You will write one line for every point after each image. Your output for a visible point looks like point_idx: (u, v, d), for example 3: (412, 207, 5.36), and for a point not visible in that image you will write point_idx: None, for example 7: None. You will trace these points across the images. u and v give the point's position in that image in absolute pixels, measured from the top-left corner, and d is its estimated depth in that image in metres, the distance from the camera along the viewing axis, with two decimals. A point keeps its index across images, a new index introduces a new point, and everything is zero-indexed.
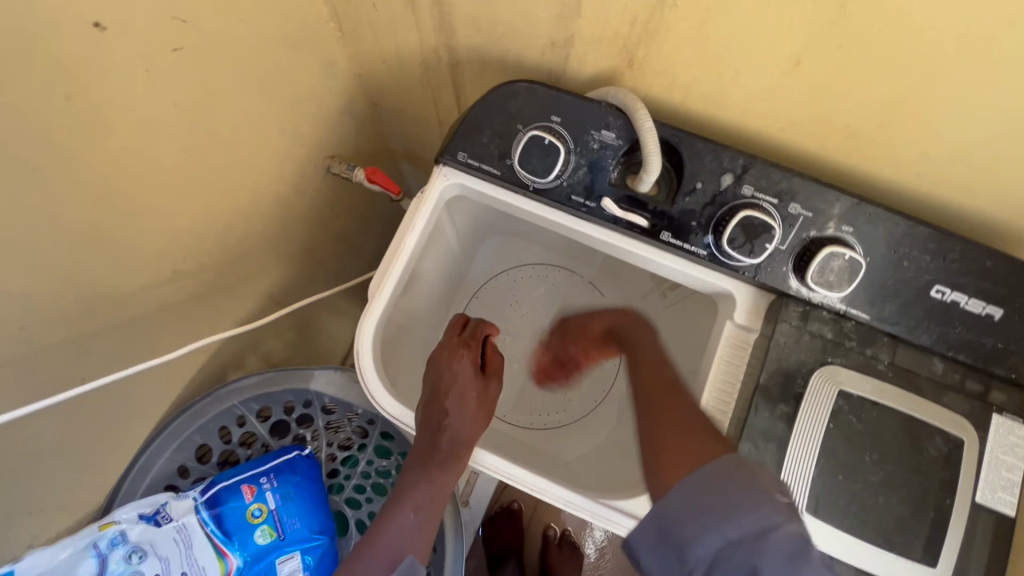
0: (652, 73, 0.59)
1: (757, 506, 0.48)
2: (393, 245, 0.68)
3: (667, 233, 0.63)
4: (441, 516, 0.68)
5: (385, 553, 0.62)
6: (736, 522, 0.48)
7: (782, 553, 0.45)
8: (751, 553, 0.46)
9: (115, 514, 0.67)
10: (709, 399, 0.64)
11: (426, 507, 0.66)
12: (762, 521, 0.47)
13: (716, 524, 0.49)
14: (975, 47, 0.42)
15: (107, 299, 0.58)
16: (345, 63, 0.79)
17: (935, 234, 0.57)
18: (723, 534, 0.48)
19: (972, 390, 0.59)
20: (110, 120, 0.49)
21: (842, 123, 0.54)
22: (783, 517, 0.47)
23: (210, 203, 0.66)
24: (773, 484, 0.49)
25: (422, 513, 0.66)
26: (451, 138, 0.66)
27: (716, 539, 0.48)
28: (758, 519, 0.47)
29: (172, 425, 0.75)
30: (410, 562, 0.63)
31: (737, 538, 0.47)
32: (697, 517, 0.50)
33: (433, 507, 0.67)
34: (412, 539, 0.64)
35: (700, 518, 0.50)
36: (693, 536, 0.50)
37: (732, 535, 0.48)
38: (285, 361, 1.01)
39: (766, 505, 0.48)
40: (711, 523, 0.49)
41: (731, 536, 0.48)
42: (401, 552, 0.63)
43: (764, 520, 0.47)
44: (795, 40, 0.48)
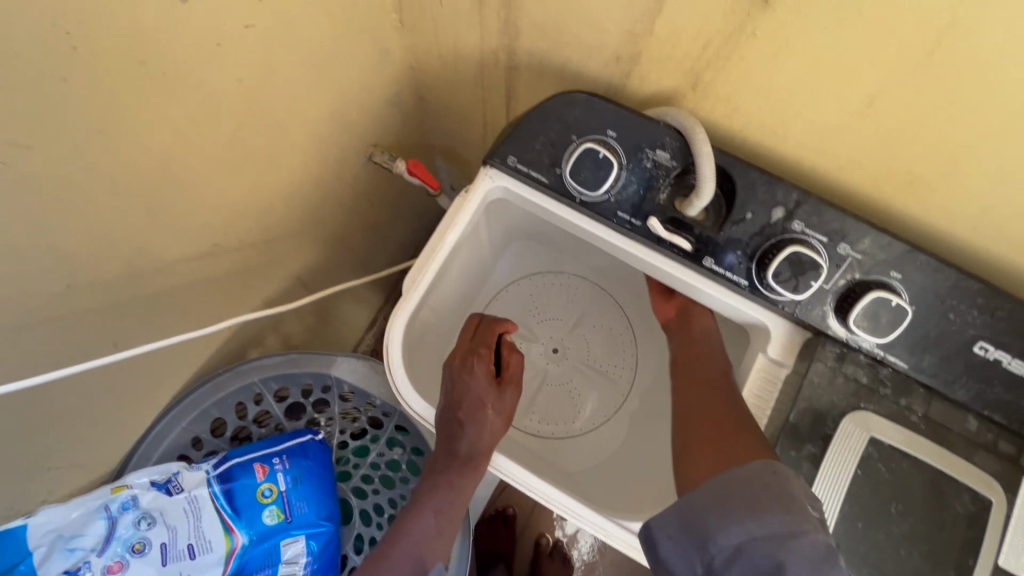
0: (715, 97, 0.58)
1: (789, 510, 0.49)
2: (433, 241, 0.68)
3: (709, 259, 0.63)
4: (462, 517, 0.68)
5: (409, 556, 0.64)
6: (762, 522, 0.49)
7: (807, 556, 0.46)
8: (776, 551, 0.48)
9: (128, 479, 0.68)
10: (749, 394, 0.65)
11: (446, 511, 0.67)
12: (790, 525, 0.48)
13: (743, 520, 0.50)
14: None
15: (149, 267, 0.59)
16: (400, 53, 0.79)
17: (986, 290, 0.56)
18: (749, 529, 0.49)
19: (1004, 452, 0.58)
20: (176, 91, 0.49)
21: (904, 168, 0.54)
22: (811, 525, 0.48)
23: (257, 181, 0.67)
24: (805, 495, 0.50)
25: (442, 517, 0.67)
26: (503, 141, 0.66)
27: (741, 533, 0.49)
28: (786, 522, 0.48)
29: (193, 394, 0.75)
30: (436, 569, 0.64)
31: (762, 535, 0.49)
32: (725, 510, 0.51)
33: (453, 512, 0.67)
34: (434, 543, 0.66)
35: (727, 512, 0.51)
36: (719, 528, 0.50)
37: (756, 531, 0.49)
38: (302, 343, 1.01)
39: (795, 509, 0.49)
40: (738, 518, 0.50)
41: (757, 532, 0.49)
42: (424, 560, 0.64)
43: (791, 525, 0.48)
44: (869, 83, 0.47)
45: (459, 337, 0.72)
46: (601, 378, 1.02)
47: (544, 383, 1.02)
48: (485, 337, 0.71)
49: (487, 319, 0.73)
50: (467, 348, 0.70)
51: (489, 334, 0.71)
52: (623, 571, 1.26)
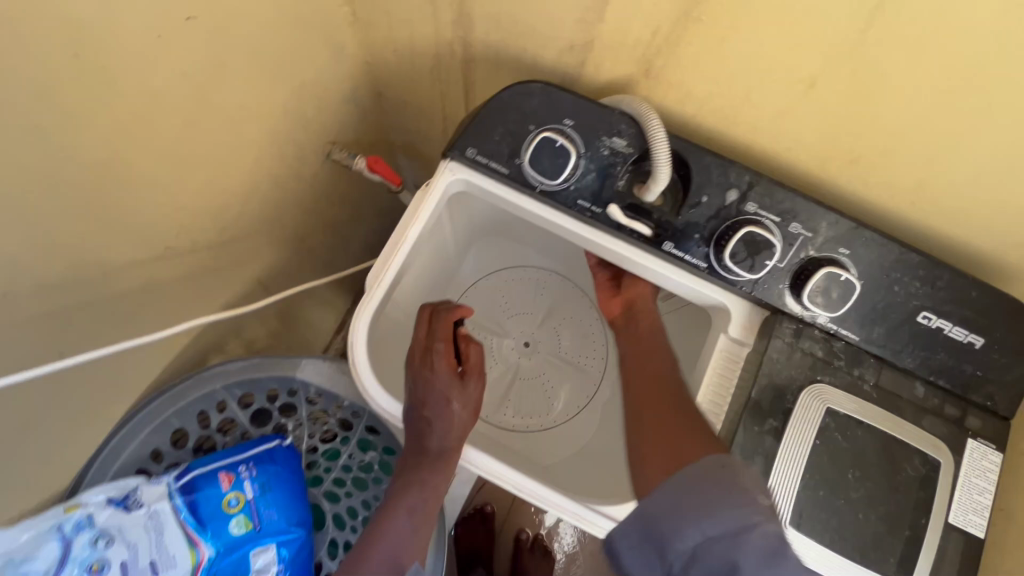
0: (667, 84, 0.60)
1: (738, 503, 0.49)
2: (395, 237, 0.67)
3: (669, 244, 0.64)
4: (437, 511, 0.67)
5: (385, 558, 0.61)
6: (715, 521, 0.49)
7: (758, 551, 0.47)
8: (729, 551, 0.48)
9: (82, 497, 0.64)
10: (704, 400, 0.65)
11: (420, 509, 0.65)
12: (741, 519, 0.48)
13: (697, 521, 0.50)
14: (994, 86, 0.44)
15: (95, 273, 0.56)
16: (355, 49, 0.78)
17: (926, 262, 0.59)
18: (703, 530, 0.49)
19: (950, 414, 0.61)
20: (116, 86, 0.47)
21: (847, 148, 0.56)
22: (762, 516, 0.48)
23: (209, 182, 0.64)
24: (754, 486, 0.51)
25: (417, 514, 0.65)
26: (461, 133, 0.66)
27: (696, 534, 0.49)
28: (737, 516, 0.48)
29: (150, 406, 0.72)
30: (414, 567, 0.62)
31: (716, 535, 0.49)
32: (682, 513, 0.51)
33: (427, 508, 0.65)
34: (410, 541, 0.63)
35: (682, 515, 0.51)
36: (675, 532, 0.50)
37: (710, 532, 0.49)
38: (266, 348, 0.99)
39: (746, 501, 0.49)
40: (693, 519, 0.50)
41: (711, 531, 0.49)
42: (402, 558, 0.62)
43: (743, 518, 0.48)
44: (810, 66, 0.49)
45: (416, 333, 0.67)
46: (570, 368, 1.03)
47: (518, 376, 1.02)
48: (442, 331, 0.67)
49: (442, 310, 0.68)
50: (425, 343, 0.66)
51: (447, 326, 0.67)
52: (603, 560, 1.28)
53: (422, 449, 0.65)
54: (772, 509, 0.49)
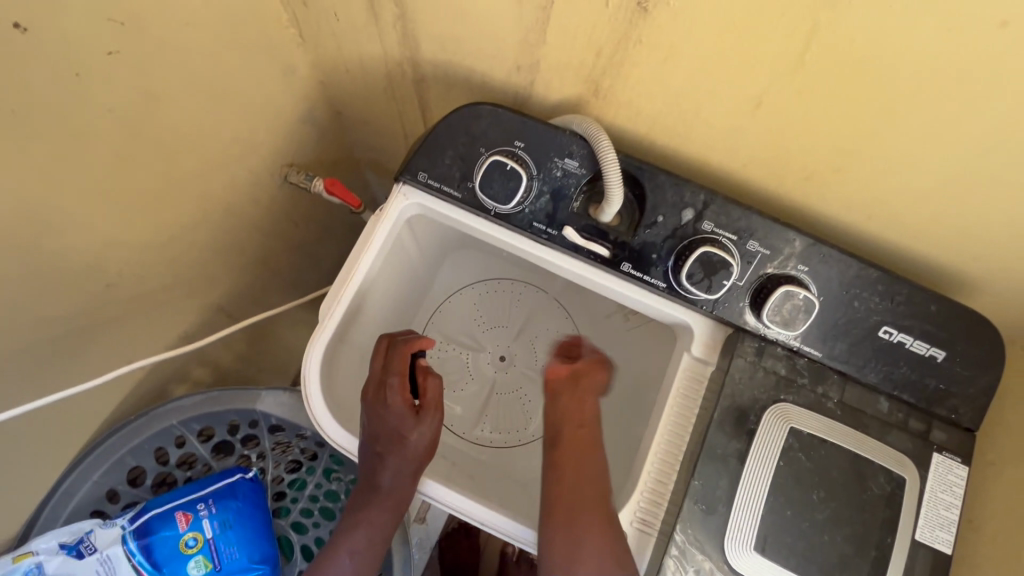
0: (617, 103, 0.58)
1: None
2: (349, 264, 0.65)
3: (627, 264, 0.62)
4: (384, 552, 0.64)
5: None
6: None
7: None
8: None
9: (32, 545, 0.62)
10: (631, 520, 0.62)
11: (364, 551, 0.62)
12: None
13: None
14: (936, 103, 0.43)
15: (28, 317, 0.54)
16: (306, 69, 0.76)
17: (885, 277, 0.58)
18: None
19: (915, 429, 0.60)
20: (33, 128, 0.45)
21: (800, 164, 0.55)
22: None
23: (150, 215, 0.62)
24: None
25: (359, 557, 0.62)
26: (412, 156, 0.64)
27: None
28: None
29: (103, 445, 0.70)
30: None
31: None
32: None
33: (373, 549, 0.63)
34: None
35: None
36: None
37: None
38: (233, 374, 0.96)
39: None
40: None
41: None
42: None
43: None
44: (755, 85, 0.48)
45: (372, 364, 0.65)
46: None
47: (492, 392, 1.01)
48: (399, 364, 0.64)
49: (401, 341, 0.65)
50: (380, 377, 0.63)
51: (404, 358, 0.64)
52: None
53: (372, 487, 0.62)
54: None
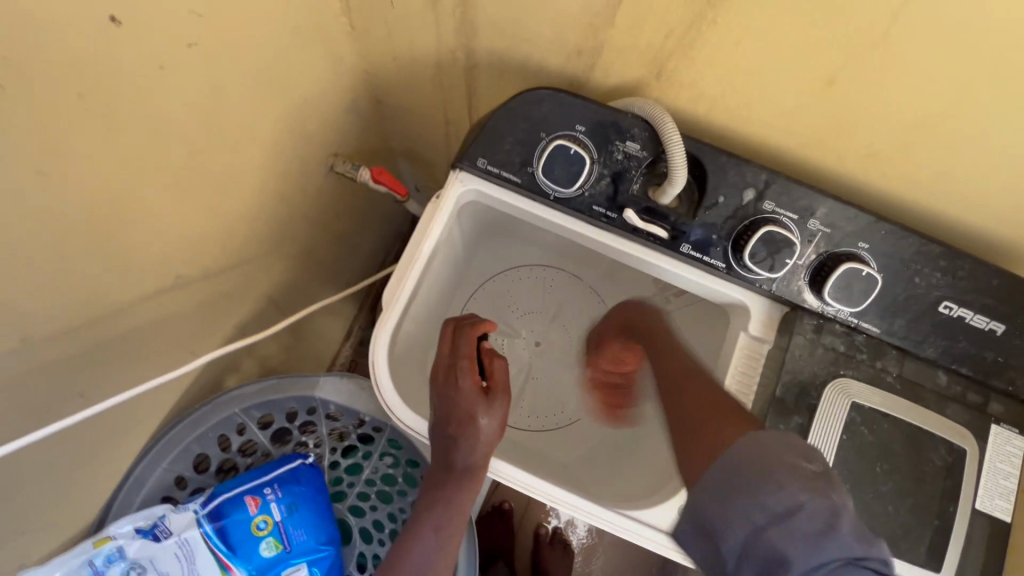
0: (679, 85, 0.59)
1: (783, 485, 0.46)
2: (410, 251, 0.66)
3: (686, 245, 0.63)
4: (464, 532, 0.65)
5: None
6: (762, 506, 0.47)
7: (808, 533, 0.44)
8: (782, 536, 0.45)
9: (111, 530, 0.64)
10: (732, 381, 0.66)
11: (446, 529, 0.64)
12: (787, 502, 0.45)
13: (743, 509, 0.48)
14: (1017, 78, 0.44)
15: (110, 309, 0.55)
16: (353, 58, 0.76)
17: (946, 253, 0.59)
18: (750, 518, 0.47)
19: (973, 401, 0.61)
20: (121, 121, 0.46)
21: (865, 142, 0.55)
22: (808, 493, 0.45)
23: (215, 207, 0.63)
24: (798, 459, 0.47)
25: (442, 535, 0.64)
26: (471, 143, 0.65)
27: (745, 524, 0.48)
28: (782, 499, 0.45)
29: (171, 433, 0.72)
30: None
31: (765, 522, 0.46)
32: (727, 505, 0.49)
33: (453, 528, 0.64)
34: (436, 561, 0.63)
35: (729, 505, 0.49)
36: (726, 523, 0.49)
37: (759, 520, 0.47)
38: (278, 365, 0.98)
39: (789, 484, 0.46)
40: (739, 508, 0.48)
41: (759, 519, 0.47)
42: None
43: (787, 501, 0.45)
44: (828, 63, 0.48)
45: (440, 350, 0.68)
46: (583, 365, 1.03)
47: (531, 376, 1.02)
48: (465, 348, 0.66)
49: (465, 325, 0.68)
50: (449, 360, 0.66)
51: (470, 342, 0.66)
52: (622, 549, 1.29)
53: (449, 466, 0.64)
54: (821, 478, 0.46)
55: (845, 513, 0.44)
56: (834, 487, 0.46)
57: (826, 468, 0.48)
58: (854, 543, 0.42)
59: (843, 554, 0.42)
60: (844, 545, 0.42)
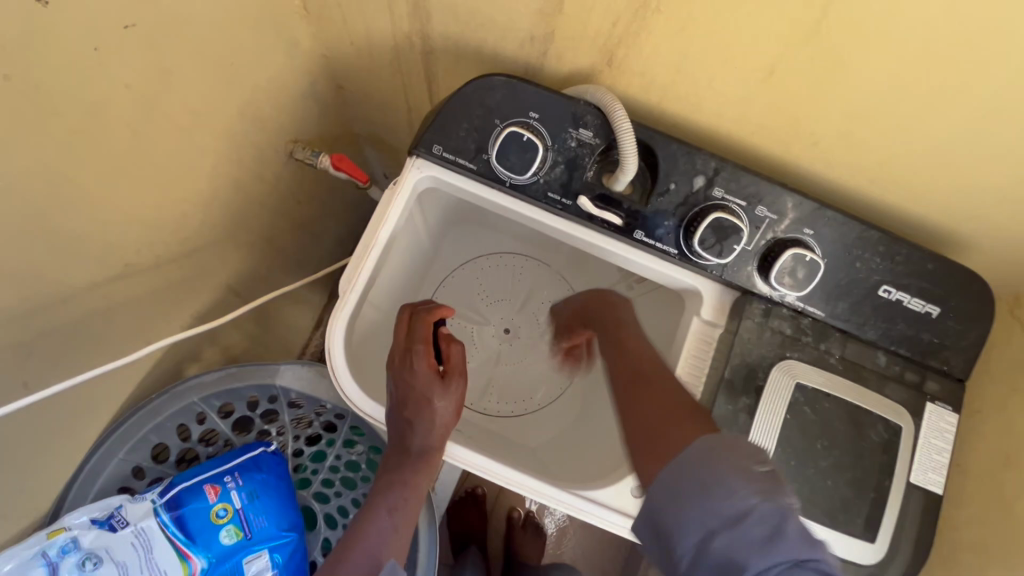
0: (630, 72, 0.59)
1: (734, 486, 0.47)
2: (366, 238, 0.66)
3: (640, 232, 0.64)
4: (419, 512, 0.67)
5: None
6: (715, 509, 0.47)
7: (760, 536, 0.44)
8: (732, 539, 0.45)
9: (65, 521, 0.63)
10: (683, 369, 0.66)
11: (402, 509, 0.65)
12: (740, 504, 0.46)
13: (697, 513, 0.48)
14: (944, 68, 0.45)
15: (54, 297, 0.54)
16: (310, 42, 0.75)
17: (885, 238, 0.61)
18: (704, 522, 0.47)
19: (910, 380, 0.64)
20: (55, 104, 0.45)
21: (808, 131, 0.57)
22: (758, 495, 0.46)
23: (165, 192, 0.62)
24: (747, 458, 0.48)
25: (398, 515, 0.65)
26: (426, 130, 0.64)
27: (699, 527, 0.47)
28: (735, 501, 0.46)
29: (125, 425, 0.71)
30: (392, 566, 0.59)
31: (718, 525, 0.46)
32: (683, 507, 0.49)
33: (410, 509, 0.66)
34: (392, 542, 0.62)
35: (684, 508, 0.49)
36: (679, 527, 0.49)
37: (712, 523, 0.46)
38: (243, 354, 0.97)
39: (741, 486, 0.46)
40: (694, 512, 0.48)
41: (712, 522, 0.47)
42: None
43: (740, 503, 0.46)
44: (769, 52, 0.50)
45: (396, 333, 0.68)
46: (550, 352, 1.04)
47: (498, 363, 1.03)
48: (422, 332, 0.67)
49: (422, 310, 0.68)
50: (405, 344, 0.66)
51: (427, 327, 0.67)
52: (593, 531, 1.32)
53: (405, 449, 0.65)
54: (771, 478, 0.48)
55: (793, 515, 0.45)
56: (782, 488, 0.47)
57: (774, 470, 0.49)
58: (803, 544, 0.43)
59: (792, 555, 0.43)
60: (792, 546, 0.43)
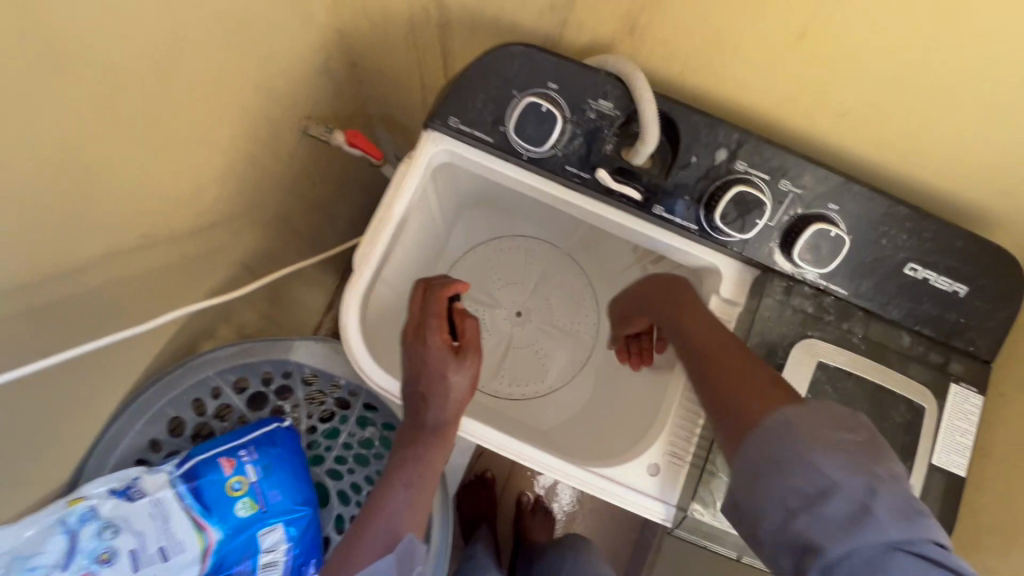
0: (653, 42, 0.58)
1: (814, 467, 0.43)
2: (381, 211, 0.66)
3: (659, 207, 0.63)
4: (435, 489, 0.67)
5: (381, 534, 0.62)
6: (794, 489, 0.44)
7: (846, 516, 0.41)
8: (813, 519, 0.42)
9: (83, 490, 0.64)
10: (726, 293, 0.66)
11: (417, 484, 0.65)
12: (821, 483, 0.43)
13: (778, 492, 0.44)
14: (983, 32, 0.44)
15: (72, 267, 0.54)
16: (325, 15, 0.74)
17: (913, 214, 0.60)
18: (784, 502, 0.44)
19: (934, 361, 0.63)
20: (75, 67, 0.45)
21: (837, 102, 0.56)
22: (848, 471, 0.43)
23: (181, 162, 0.62)
24: (834, 428, 0.45)
25: (413, 491, 0.65)
26: (442, 101, 0.63)
27: (779, 507, 0.44)
28: (817, 480, 0.43)
29: (144, 395, 0.72)
30: (409, 541, 0.62)
31: (798, 505, 0.43)
32: (759, 484, 0.46)
33: (425, 484, 0.65)
34: (406, 517, 0.63)
35: (758, 488, 0.46)
36: (756, 506, 0.46)
37: (792, 504, 0.44)
38: (257, 333, 0.97)
39: (826, 461, 0.43)
40: (774, 490, 0.45)
41: (793, 503, 0.44)
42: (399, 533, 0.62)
43: (822, 482, 0.43)
44: (802, 15, 0.48)
45: (411, 309, 0.67)
46: (563, 335, 1.03)
47: (511, 345, 1.02)
48: (436, 306, 0.66)
49: (436, 284, 0.68)
50: (419, 319, 0.66)
51: (441, 301, 0.66)
52: (602, 517, 1.31)
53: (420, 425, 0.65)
54: (862, 449, 0.44)
55: (883, 488, 0.42)
56: (879, 458, 0.44)
57: (866, 436, 0.45)
58: (898, 524, 0.40)
59: (882, 538, 0.40)
60: (883, 527, 0.40)
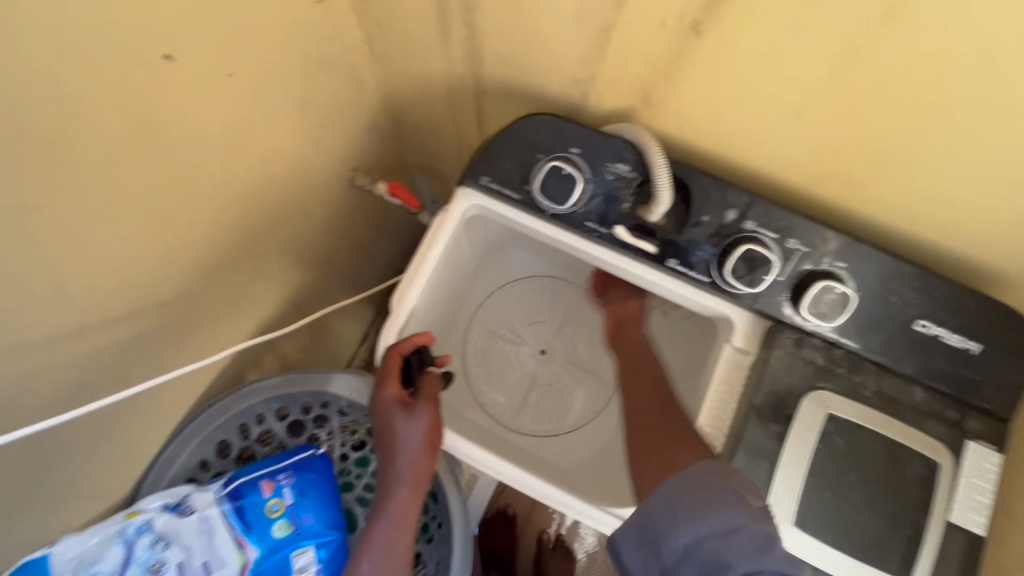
0: (666, 112, 0.64)
1: (729, 504, 0.51)
2: (416, 259, 0.73)
3: (673, 260, 0.68)
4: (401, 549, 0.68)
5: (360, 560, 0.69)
6: (707, 521, 0.51)
7: (748, 549, 0.49)
8: (722, 547, 0.50)
9: (142, 504, 0.72)
10: (706, 421, 0.68)
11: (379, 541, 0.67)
12: (732, 520, 0.51)
13: (690, 521, 0.52)
14: (962, 113, 0.48)
15: (151, 304, 0.63)
16: (374, 82, 0.83)
17: (921, 273, 0.62)
18: (694, 529, 0.52)
19: (950, 418, 0.64)
20: (169, 140, 0.54)
21: (838, 167, 0.60)
22: (752, 517, 0.51)
23: (245, 213, 0.71)
24: (746, 490, 0.53)
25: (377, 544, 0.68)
26: (475, 163, 0.71)
27: (690, 534, 0.52)
28: (728, 517, 0.51)
29: (194, 422, 0.79)
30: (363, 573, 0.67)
31: (706, 533, 0.51)
32: (676, 515, 0.53)
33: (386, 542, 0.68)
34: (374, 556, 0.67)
35: (674, 517, 0.53)
36: (669, 531, 0.53)
37: (701, 531, 0.51)
38: (299, 364, 1.05)
39: (736, 504, 0.51)
40: (687, 520, 0.52)
41: (702, 530, 0.51)
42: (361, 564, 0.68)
43: (733, 519, 0.51)
44: (797, 95, 0.53)
45: None
46: (586, 375, 1.07)
47: (535, 383, 1.06)
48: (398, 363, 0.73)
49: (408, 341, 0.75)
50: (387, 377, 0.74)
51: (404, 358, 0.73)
52: None
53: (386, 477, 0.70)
54: (765, 512, 0.52)
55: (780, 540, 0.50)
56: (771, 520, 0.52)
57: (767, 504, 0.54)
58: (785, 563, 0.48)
59: (777, 569, 0.48)
60: (778, 561, 0.48)
